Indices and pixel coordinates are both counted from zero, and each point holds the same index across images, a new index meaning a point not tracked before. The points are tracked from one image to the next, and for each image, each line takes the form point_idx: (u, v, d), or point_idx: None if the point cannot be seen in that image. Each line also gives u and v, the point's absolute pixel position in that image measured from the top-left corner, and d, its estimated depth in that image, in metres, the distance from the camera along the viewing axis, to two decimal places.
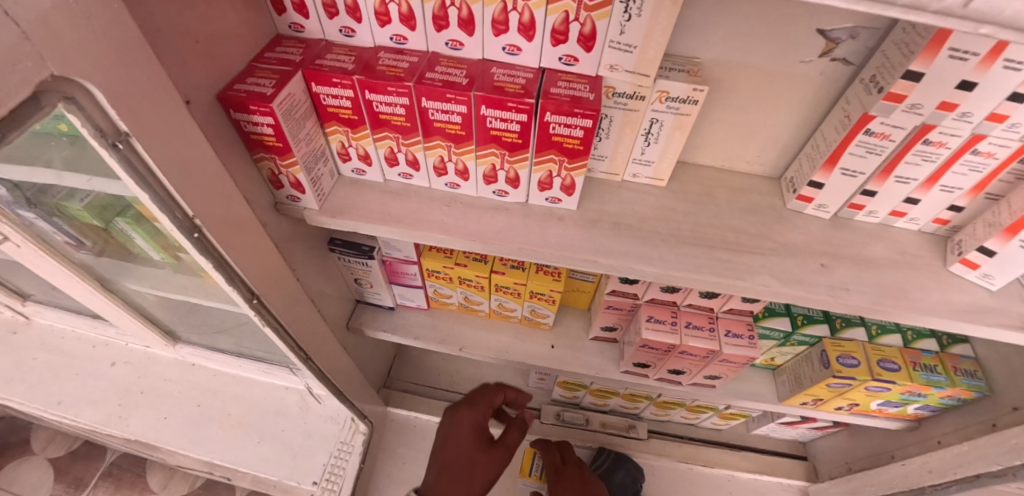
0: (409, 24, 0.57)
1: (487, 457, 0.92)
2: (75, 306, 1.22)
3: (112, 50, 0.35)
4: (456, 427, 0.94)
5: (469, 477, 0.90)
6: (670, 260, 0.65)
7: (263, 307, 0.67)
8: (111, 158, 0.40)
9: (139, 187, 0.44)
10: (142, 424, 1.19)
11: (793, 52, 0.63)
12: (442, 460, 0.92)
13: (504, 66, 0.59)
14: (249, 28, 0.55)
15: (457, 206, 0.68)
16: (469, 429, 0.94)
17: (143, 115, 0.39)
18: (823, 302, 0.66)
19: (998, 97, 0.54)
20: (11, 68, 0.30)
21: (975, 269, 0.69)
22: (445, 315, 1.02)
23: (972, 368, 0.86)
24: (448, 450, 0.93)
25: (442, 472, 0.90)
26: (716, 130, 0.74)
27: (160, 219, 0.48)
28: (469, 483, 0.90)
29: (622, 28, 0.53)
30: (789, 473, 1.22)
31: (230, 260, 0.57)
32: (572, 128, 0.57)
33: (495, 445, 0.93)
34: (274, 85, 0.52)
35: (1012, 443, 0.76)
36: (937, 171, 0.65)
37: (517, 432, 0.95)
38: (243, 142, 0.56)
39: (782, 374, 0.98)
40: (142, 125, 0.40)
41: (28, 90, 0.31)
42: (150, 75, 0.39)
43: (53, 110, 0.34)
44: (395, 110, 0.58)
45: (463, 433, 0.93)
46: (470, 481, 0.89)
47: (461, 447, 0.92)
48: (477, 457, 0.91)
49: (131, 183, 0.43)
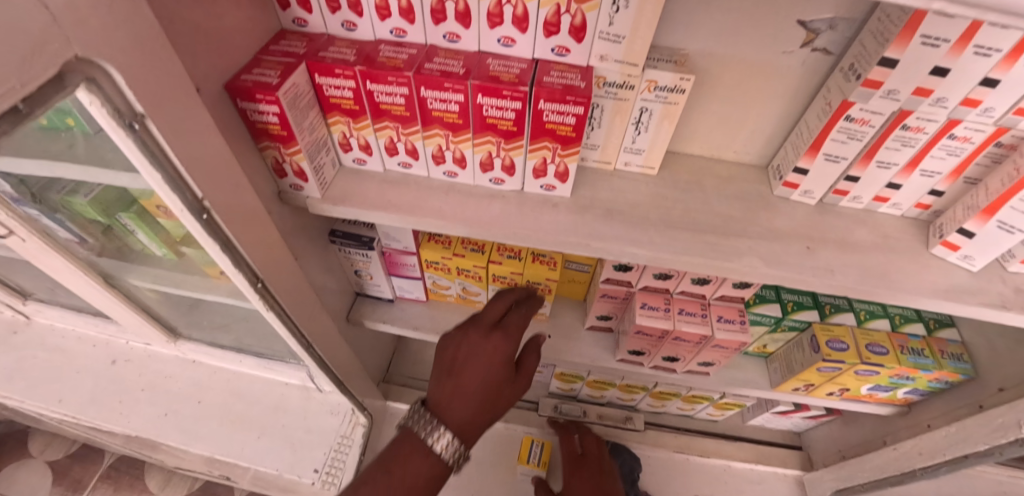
0: (408, 18, 0.60)
1: (512, 386, 0.72)
2: (77, 304, 1.24)
3: (130, 33, 0.37)
4: (473, 351, 0.71)
5: (490, 403, 0.70)
6: (660, 243, 0.67)
7: (267, 292, 0.69)
8: (127, 138, 0.42)
9: (152, 167, 0.46)
10: (143, 420, 1.20)
11: (775, 43, 0.66)
12: (454, 383, 0.69)
13: (499, 57, 0.62)
14: (254, 23, 0.58)
15: (455, 194, 0.71)
16: (489, 351, 0.71)
17: (157, 98, 0.42)
18: (809, 283, 0.69)
19: (971, 81, 0.57)
20: (41, 47, 0.32)
21: (956, 250, 0.71)
22: (443, 307, 1.04)
23: (958, 352, 0.88)
24: (460, 378, 0.70)
25: (455, 394, 0.69)
26: (705, 121, 0.77)
27: (171, 200, 0.50)
28: (489, 408, 0.70)
29: (610, 20, 0.56)
30: (784, 463, 1.24)
31: (236, 243, 0.59)
32: (565, 116, 0.59)
33: (520, 369, 0.74)
34: (279, 75, 0.55)
35: (998, 422, 0.79)
36: (917, 156, 0.68)
37: (535, 356, 0.77)
38: (249, 131, 0.59)
39: (773, 361, 1.00)
40: (156, 108, 0.42)
41: (54, 67, 0.34)
42: (163, 60, 0.41)
43: (76, 91, 0.37)
44: (396, 100, 0.61)
45: (482, 361, 0.70)
46: (490, 406, 0.70)
47: (478, 375, 0.69)
48: (502, 384, 0.71)
49: (144, 163, 0.45)
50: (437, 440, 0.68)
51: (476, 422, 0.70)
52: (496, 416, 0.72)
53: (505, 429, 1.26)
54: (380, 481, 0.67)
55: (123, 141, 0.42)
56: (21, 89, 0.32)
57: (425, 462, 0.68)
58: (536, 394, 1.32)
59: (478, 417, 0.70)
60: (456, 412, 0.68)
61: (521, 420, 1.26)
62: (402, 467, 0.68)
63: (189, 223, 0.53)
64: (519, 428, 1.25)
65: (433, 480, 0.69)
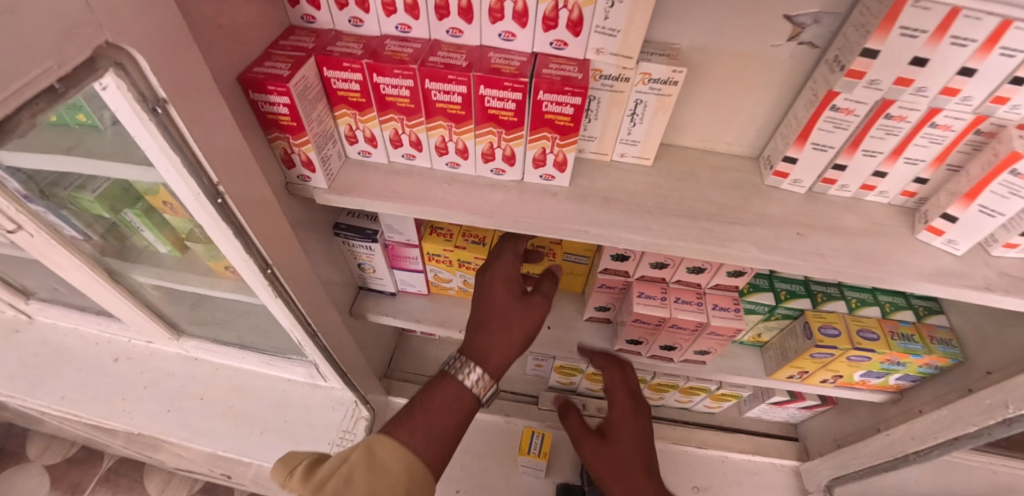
0: (412, 14, 0.64)
1: (525, 309, 0.78)
2: (80, 303, 1.30)
3: (152, 21, 0.41)
4: (482, 286, 0.80)
5: (505, 328, 0.77)
6: (657, 230, 0.70)
7: (275, 277, 0.74)
8: (150, 122, 0.46)
9: (172, 153, 0.49)
10: (145, 417, 1.25)
11: (764, 37, 0.69)
12: (475, 318, 0.79)
13: (500, 51, 0.65)
14: (265, 19, 0.63)
15: (457, 184, 0.74)
16: (500, 281, 0.80)
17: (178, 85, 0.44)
18: (800, 267, 0.71)
19: (948, 72, 0.60)
20: (76, 31, 0.36)
21: (941, 235, 0.74)
22: (445, 300, 1.06)
23: (947, 337, 0.90)
24: (483, 313, 0.79)
25: (479, 327, 0.78)
26: (698, 113, 0.79)
27: (189, 184, 0.54)
28: (505, 334, 0.77)
29: (606, 14, 0.58)
30: (780, 454, 1.27)
31: (247, 229, 0.63)
32: (563, 106, 0.62)
33: (530, 294, 0.80)
34: (289, 68, 0.60)
35: (985, 404, 0.81)
36: (901, 144, 0.71)
37: (549, 283, 0.82)
38: (260, 121, 0.64)
39: (768, 350, 1.03)
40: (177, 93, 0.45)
41: (87, 50, 0.37)
42: (180, 49, 0.44)
43: (104, 76, 0.40)
44: (401, 92, 0.64)
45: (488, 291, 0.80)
46: (508, 334, 0.77)
47: (496, 304, 0.78)
48: (514, 308, 0.78)
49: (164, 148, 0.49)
50: (462, 368, 0.75)
51: (495, 344, 0.76)
52: (517, 349, 0.78)
53: (507, 423, 1.28)
54: (408, 412, 0.73)
55: (146, 125, 0.46)
56: (57, 70, 0.36)
57: (453, 390, 0.75)
58: (536, 389, 1.34)
59: (498, 346, 0.76)
60: (480, 341, 0.77)
61: (521, 414, 1.28)
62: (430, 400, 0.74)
63: (205, 208, 0.57)
64: (520, 422, 1.27)
65: (461, 410, 0.75)
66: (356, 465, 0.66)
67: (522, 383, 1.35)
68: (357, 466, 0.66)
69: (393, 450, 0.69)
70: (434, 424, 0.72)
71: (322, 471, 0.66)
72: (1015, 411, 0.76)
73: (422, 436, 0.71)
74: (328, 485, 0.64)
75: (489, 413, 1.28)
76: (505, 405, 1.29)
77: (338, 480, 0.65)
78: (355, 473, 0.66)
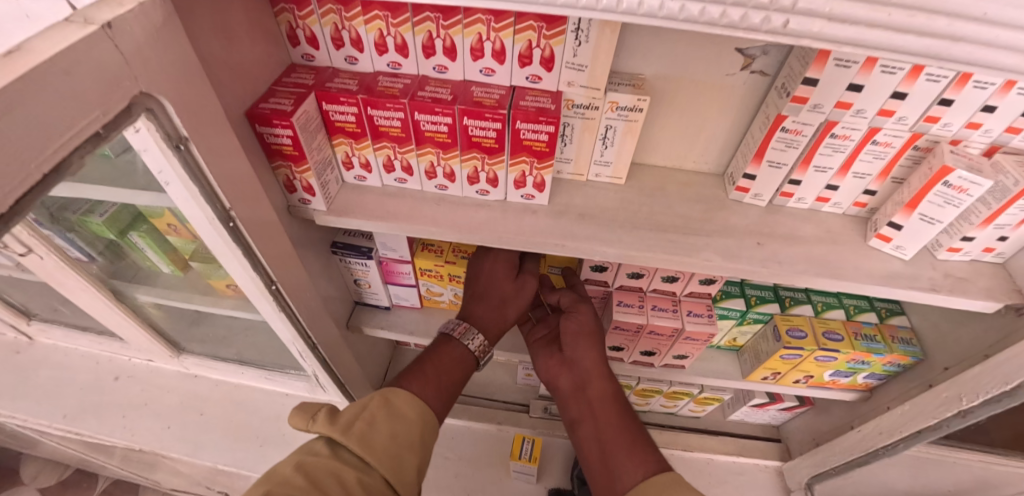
0: (402, 53, 0.71)
1: (517, 286, 0.92)
2: (81, 324, 1.40)
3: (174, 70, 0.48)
4: (481, 263, 0.92)
5: (500, 303, 0.91)
6: (628, 242, 0.77)
7: (279, 293, 0.81)
8: (173, 157, 0.55)
9: (191, 182, 0.58)
10: (147, 434, 1.36)
11: (719, 67, 0.76)
12: (473, 291, 0.93)
13: (482, 85, 0.72)
14: (269, 60, 0.70)
15: (446, 204, 0.81)
16: (495, 259, 0.91)
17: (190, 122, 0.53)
18: (759, 274, 0.78)
19: (883, 96, 0.68)
20: (118, 83, 0.45)
21: (889, 242, 0.81)
22: (437, 313, 1.12)
23: (908, 336, 0.97)
24: (482, 287, 0.92)
25: (477, 299, 0.91)
26: (665, 136, 0.87)
27: (205, 209, 0.63)
28: (501, 307, 0.91)
29: (575, 52, 0.66)
30: (764, 454, 1.32)
31: (256, 250, 0.72)
32: (539, 133, 0.69)
33: (523, 273, 0.92)
34: (292, 104, 0.67)
35: (942, 397, 0.87)
36: (848, 160, 0.77)
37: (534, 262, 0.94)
38: (265, 152, 0.71)
39: (743, 353, 1.10)
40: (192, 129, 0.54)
41: (127, 98, 0.46)
42: (186, 94, 0.53)
43: (139, 118, 0.49)
44: (393, 123, 0.71)
45: (487, 269, 0.91)
46: (501, 305, 0.91)
47: (490, 279, 0.92)
48: (507, 285, 0.91)
49: (185, 178, 0.58)
50: (467, 335, 0.89)
51: (492, 318, 0.91)
52: (512, 318, 0.92)
53: (499, 431, 1.33)
54: (417, 369, 0.84)
55: (171, 160, 0.55)
56: (102, 117, 0.45)
57: (457, 351, 0.88)
58: (527, 398, 1.39)
59: (495, 318, 0.91)
60: (479, 313, 0.91)
61: (512, 422, 1.33)
62: (436, 358, 0.86)
63: (218, 230, 0.66)
64: (511, 429, 1.32)
65: (461, 366, 0.87)
66: (377, 411, 0.73)
67: (513, 392, 1.40)
68: (379, 412, 0.73)
69: (407, 398, 0.77)
70: (443, 380, 0.84)
71: (346, 415, 0.71)
72: (968, 403, 0.82)
73: (432, 388, 0.82)
74: (354, 427, 0.69)
75: (481, 421, 1.33)
76: (497, 413, 1.34)
77: (362, 422, 0.70)
78: (377, 417, 0.72)
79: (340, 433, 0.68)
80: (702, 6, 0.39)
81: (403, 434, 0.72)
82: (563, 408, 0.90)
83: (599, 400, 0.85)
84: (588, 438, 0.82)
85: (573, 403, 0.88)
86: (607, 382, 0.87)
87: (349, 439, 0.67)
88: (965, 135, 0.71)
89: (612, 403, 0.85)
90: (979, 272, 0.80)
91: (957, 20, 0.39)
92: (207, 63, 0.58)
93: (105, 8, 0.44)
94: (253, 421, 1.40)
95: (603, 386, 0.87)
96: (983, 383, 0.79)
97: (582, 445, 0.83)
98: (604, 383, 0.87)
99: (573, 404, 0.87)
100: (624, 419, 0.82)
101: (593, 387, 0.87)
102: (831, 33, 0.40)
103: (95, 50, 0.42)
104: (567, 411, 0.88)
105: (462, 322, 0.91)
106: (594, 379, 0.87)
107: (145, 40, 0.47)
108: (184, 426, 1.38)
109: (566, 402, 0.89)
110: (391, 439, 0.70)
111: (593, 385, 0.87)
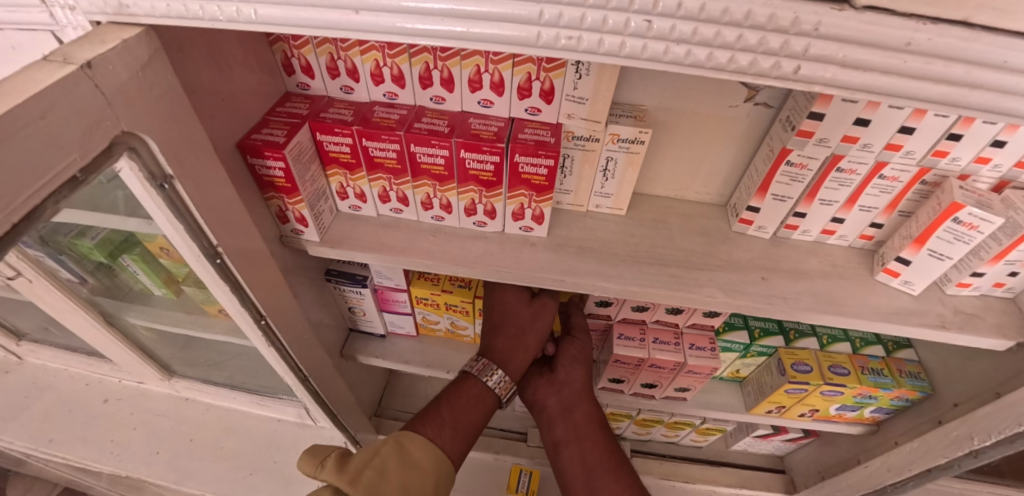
0: (399, 83, 0.70)
1: (533, 311, 0.89)
2: (72, 345, 1.37)
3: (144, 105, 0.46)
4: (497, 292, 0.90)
5: (519, 331, 0.88)
6: (628, 277, 0.75)
7: (269, 328, 0.79)
8: (158, 195, 0.54)
9: (177, 220, 0.58)
10: (135, 459, 1.32)
11: (722, 100, 0.74)
12: (490, 322, 0.91)
13: (480, 116, 0.71)
14: (263, 88, 0.69)
15: (442, 235, 0.79)
16: (510, 289, 0.89)
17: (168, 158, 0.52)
18: (764, 310, 0.76)
19: (891, 130, 0.65)
20: (99, 124, 0.44)
21: (897, 276, 0.78)
22: (433, 341, 1.10)
23: (915, 370, 0.94)
24: (499, 315, 0.90)
25: (496, 330, 0.90)
26: (665, 166, 0.85)
27: (191, 247, 0.61)
28: (521, 335, 0.89)
29: (575, 85, 0.64)
30: (768, 487, 1.29)
31: (244, 285, 0.70)
32: (538, 167, 0.67)
33: (539, 296, 0.91)
34: (285, 135, 0.66)
35: (953, 436, 0.82)
36: (854, 194, 0.75)
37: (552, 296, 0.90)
38: (257, 183, 0.70)
39: (746, 385, 1.08)
40: (173, 163, 0.53)
41: (108, 139, 0.45)
42: (165, 130, 0.50)
43: (120, 158, 0.48)
44: (388, 154, 0.70)
45: (507, 296, 0.89)
46: (520, 335, 0.89)
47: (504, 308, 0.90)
48: (524, 310, 0.89)
49: (170, 216, 0.57)
50: (486, 371, 0.88)
51: (514, 348, 0.89)
52: (534, 349, 0.89)
53: (495, 461, 1.30)
54: (432, 411, 0.84)
55: (155, 199, 0.54)
56: (80, 160, 0.43)
57: (476, 390, 0.87)
58: (524, 425, 1.37)
59: (516, 349, 0.89)
60: (499, 344, 0.89)
61: (510, 451, 1.30)
62: (457, 399, 0.86)
63: (205, 267, 0.65)
64: (509, 459, 1.29)
65: (483, 403, 0.87)
66: (388, 459, 0.74)
67: (511, 420, 1.38)
68: (390, 460, 0.74)
69: (421, 445, 0.79)
70: (461, 423, 0.84)
71: (356, 463, 0.72)
72: (979, 442, 0.77)
73: (449, 433, 0.83)
74: (364, 476, 0.70)
75: (478, 450, 1.30)
76: (494, 442, 1.32)
77: (373, 471, 0.72)
78: (388, 465, 0.74)
79: (348, 482, 0.69)
80: (709, 50, 0.37)
81: (414, 484, 0.74)
82: (547, 427, 0.94)
83: (586, 424, 0.91)
84: (574, 459, 0.89)
85: (560, 425, 0.92)
86: (593, 408, 0.93)
87: (357, 490, 0.68)
88: (974, 170, 0.69)
89: (597, 427, 0.92)
90: (990, 308, 0.77)
91: (977, 68, 0.36)
92: (196, 95, 0.57)
93: (87, 46, 0.43)
94: (244, 446, 1.36)
95: (589, 411, 0.92)
96: (996, 423, 0.74)
97: (567, 466, 0.89)
98: (591, 409, 0.92)
99: (560, 425, 0.92)
100: (607, 444, 0.90)
101: (580, 411, 0.92)
102: (845, 79, 0.38)
103: (75, 91, 0.41)
104: (552, 431, 0.93)
105: (481, 358, 0.90)
106: (582, 404, 0.92)
107: (129, 77, 0.45)
108: (173, 452, 1.34)
109: (552, 422, 0.93)
110: (401, 489, 0.72)
111: (581, 409, 0.92)
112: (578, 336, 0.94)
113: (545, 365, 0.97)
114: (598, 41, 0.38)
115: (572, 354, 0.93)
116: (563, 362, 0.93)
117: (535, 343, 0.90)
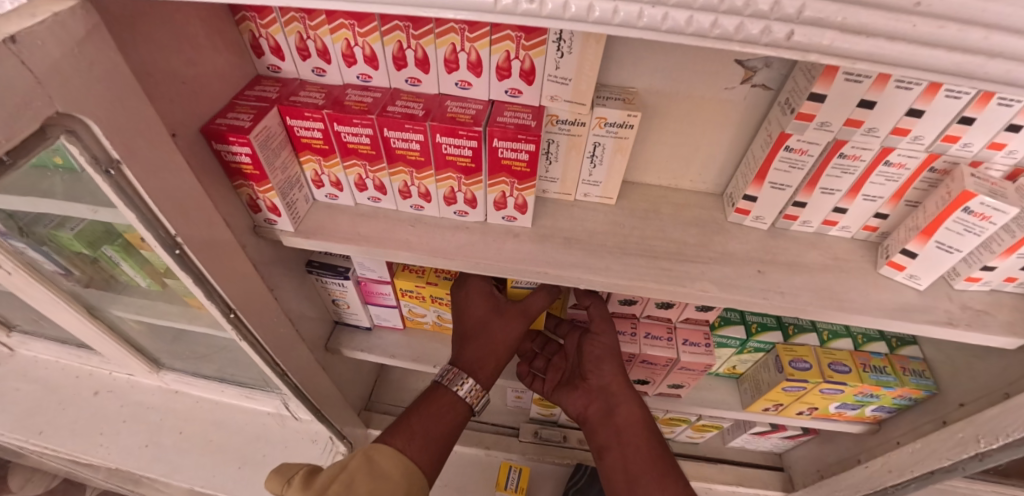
0: (372, 64, 0.66)
1: (502, 322, 0.86)
2: (60, 336, 1.35)
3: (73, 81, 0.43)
4: (469, 300, 0.88)
5: (487, 338, 0.85)
6: (615, 270, 0.71)
7: (240, 321, 0.76)
8: (104, 182, 0.51)
9: (128, 207, 0.54)
10: (124, 452, 1.30)
11: (718, 81, 0.70)
12: (461, 331, 0.88)
13: (458, 99, 0.67)
14: (230, 70, 0.65)
15: (421, 225, 0.76)
16: (477, 296, 0.88)
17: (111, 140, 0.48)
18: (759, 305, 0.72)
19: (899, 112, 0.60)
20: (25, 105, 0.40)
21: (903, 270, 0.74)
22: (420, 334, 1.07)
23: (920, 368, 0.89)
24: (466, 330, 0.87)
25: (464, 340, 0.87)
26: (658, 153, 0.81)
27: (147, 236, 0.58)
28: (489, 342, 0.86)
29: (557, 64, 0.60)
30: (765, 485, 1.27)
31: (208, 276, 0.67)
32: (519, 152, 0.64)
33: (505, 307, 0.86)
34: (251, 119, 0.62)
35: (959, 437, 0.78)
36: (857, 182, 0.71)
37: (520, 319, 0.85)
38: (224, 171, 0.66)
39: (743, 382, 1.04)
40: (119, 148, 0.49)
41: (39, 120, 0.42)
42: (106, 112, 0.47)
43: (58, 141, 0.46)
44: (361, 139, 0.66)
45: (479, 310, 0.87)
46: (492, 342, 0.85)
47: (477, 314, 0.87)
48: (493, 319, 0.86)
49: (121, 203, 0.54)
50: (456, 380, 0.86)
51: (483, 357, 0.86)
52: (503, 356, 0.87)
53: (487, 456, 1.28)
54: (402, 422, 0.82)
55: (101, 184, 0.51)
56: (5, 143, 0.41)
57: (446, 400, 0.85)
58: (517, 420, 1.34)
59: (486, 357, 0.86)
60: (469, 354, 0.86)
61: (500, 446, 1.28)
62: (428, 409, 0.84)
63: (164, 257, 0.61)
64: (499, 455, 1.27)
65: (456, 415, 0.85)
66: (356, 472, 0.72)
67: (502, 415, 1.34)
68: (358, 473, 0.72)
69: (390, 456, 0.76)
70: (431, 433, 0.81)
71: (322, 478, 0.69)
72: (986, 445, 0.73)
73: (419, 442, 0.80)
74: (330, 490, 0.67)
75: (469, 445, 1.28)
76: (485, 437, 1.29)
77: (340, 485, 0.69)
78: (355, 478, 0.71)
79: None
80: (688, 14, 0.33)
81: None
82: (590, 435, 0.91)
83: (626, 428, 0.87)
84: (617, 466, 0.85)
85: (601, 431, 0.89)
86: (635, 408, 0.89)
87: None
88: (987, 156, 0.64)
89: (642, 427, 0.87)
90: (1000, 305, 0.73)
91: (997, 33, 0.32)
92: (146, 75, 0.53)
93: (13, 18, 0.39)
94: (233, 440, 1.34)
95: (633, 413, 0.88)
96: (1003, 426, 0.70)
97: (610, 473, 0.85)
98: (634, 409, 0.88)
99: (601, 432, 0.89)
100: (655, 447, 0.85)
101: (623, 414, 0.88)
102: (841, 47, 0.34)
103: None
104: (595, 438, 0.90)
105: (451, 367, 0.87)
106: (624, 406, 0.88)
107: (63, 55, 0.42)
108: (163, 446, 1.33)
109: (594, 429, 0.91)
110: None
111: (624, 412, 0.88)
112: (601, 334, 0.89)
113: (575, 374, 0.96)
114: (563, 6, 0.34)
115: (594, 354, 0.89)
116: (591, 367, 0.90)
117: (506, 351, 0.87)
